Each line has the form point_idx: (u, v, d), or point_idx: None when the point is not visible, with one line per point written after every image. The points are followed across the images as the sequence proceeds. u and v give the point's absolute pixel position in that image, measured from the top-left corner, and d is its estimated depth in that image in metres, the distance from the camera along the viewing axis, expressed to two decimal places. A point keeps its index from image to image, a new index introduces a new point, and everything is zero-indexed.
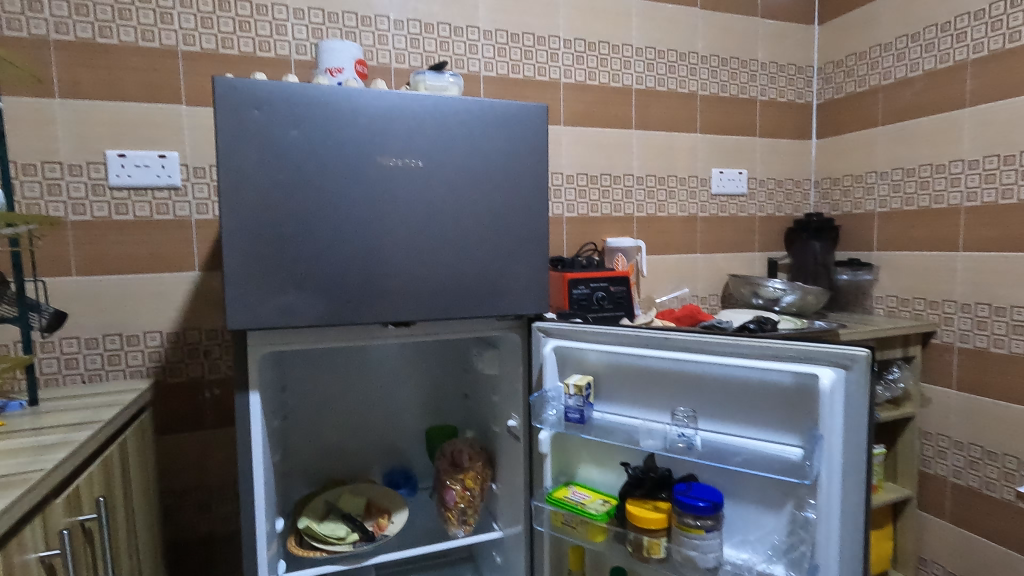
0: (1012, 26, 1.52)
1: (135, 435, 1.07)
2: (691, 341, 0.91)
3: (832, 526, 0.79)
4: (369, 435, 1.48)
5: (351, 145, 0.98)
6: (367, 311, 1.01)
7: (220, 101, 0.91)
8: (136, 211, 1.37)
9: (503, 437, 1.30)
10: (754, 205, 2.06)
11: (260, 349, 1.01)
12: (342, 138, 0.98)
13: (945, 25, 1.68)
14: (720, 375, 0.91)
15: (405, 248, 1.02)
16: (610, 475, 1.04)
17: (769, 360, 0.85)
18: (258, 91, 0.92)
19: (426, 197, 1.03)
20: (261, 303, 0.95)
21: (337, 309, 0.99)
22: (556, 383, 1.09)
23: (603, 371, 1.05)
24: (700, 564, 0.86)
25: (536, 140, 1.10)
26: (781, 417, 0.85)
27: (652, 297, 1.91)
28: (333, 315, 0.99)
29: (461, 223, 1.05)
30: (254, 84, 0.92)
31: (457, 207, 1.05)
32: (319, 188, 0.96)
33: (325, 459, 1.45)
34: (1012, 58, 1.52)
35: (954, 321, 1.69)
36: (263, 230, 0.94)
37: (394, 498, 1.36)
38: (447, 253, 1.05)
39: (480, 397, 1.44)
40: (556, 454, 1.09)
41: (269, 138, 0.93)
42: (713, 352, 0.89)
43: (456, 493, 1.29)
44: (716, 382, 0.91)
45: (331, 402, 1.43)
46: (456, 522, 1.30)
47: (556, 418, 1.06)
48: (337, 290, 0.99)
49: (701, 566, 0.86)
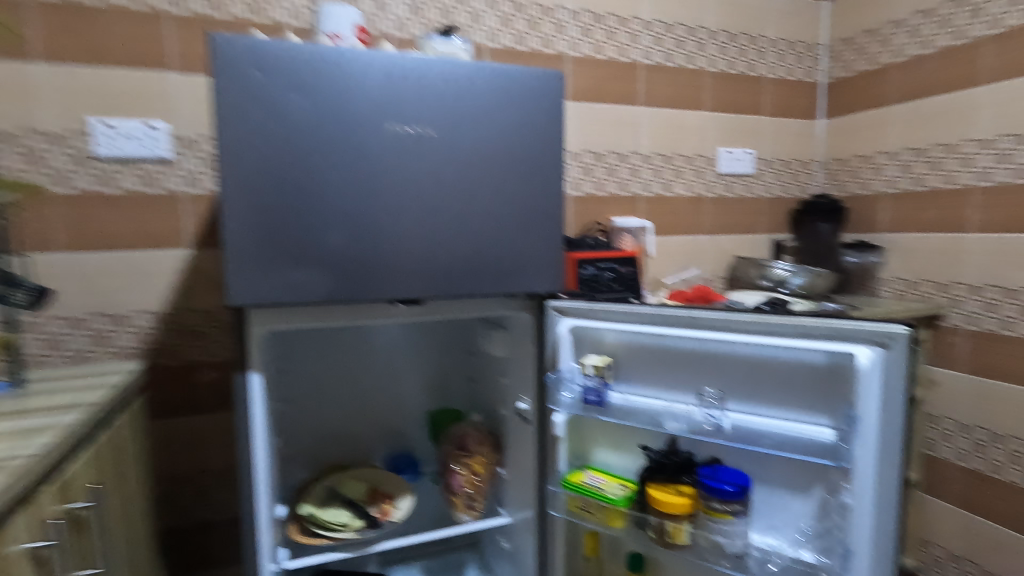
0: None
1: (129, 418, 1.02)
2: (717, 319, 0.87)
3: (866, 511, 0.75)
4: (372, 419, 1.43)
5: (358, 111, 0.92)
6: (375, 287, 0.96)
7: (217, 59, 0.84)
8: (124, 184, 1.29)
9: (512, 420, 1.26)
10: (761, 186, 2.02)
11: (261, 328, 0.96)
12: (349, 102, 0.91)
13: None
14: (747, 355, 0.87)
15: (416, 221, 0.97)
16: (628, 458, 1.01)
17: (801, 339, 0.80)
18: (259, 49, 0.86)
19: (437, 168, 0.97)
20: (263, 278, 0.89)
21: (344, 285, 0.94)
22: (572, 364, 1.05)
23: (621, 352, 1.01)
24: (727, 549, 0.84)
25: (552, 109, 1.05)
26: (813, 398, 0.82)
27: (659, 279, 1.88)
28: (339, 291, 0.94)
29: (474, 196, 1.00)
30: (254, 42, 0.86)
31: (470, 180, 1.00)
32: (324, 156, 0.90)
33: (327, 444, 1.40)
34: None
35: (963, 303, 1.67)
36: (266, 199, 0.88)
37: (398, 483, 1.32)
38: (460, 227, 0.99)
39: (487, 380, 1.39)
40: (571, 437, 1.05)
41: (272, 100, 0.87)
42: (740, 331, 0.85)
43: (462, 479, 1.26)
44: (743, 362, 0.88)
45: (332, 385, 1.38)
46: (463, 508, 1.26)
47: (572, 401, 1.02)
48: (343, 265, 0.93)
49: (729, 552, 0.84)
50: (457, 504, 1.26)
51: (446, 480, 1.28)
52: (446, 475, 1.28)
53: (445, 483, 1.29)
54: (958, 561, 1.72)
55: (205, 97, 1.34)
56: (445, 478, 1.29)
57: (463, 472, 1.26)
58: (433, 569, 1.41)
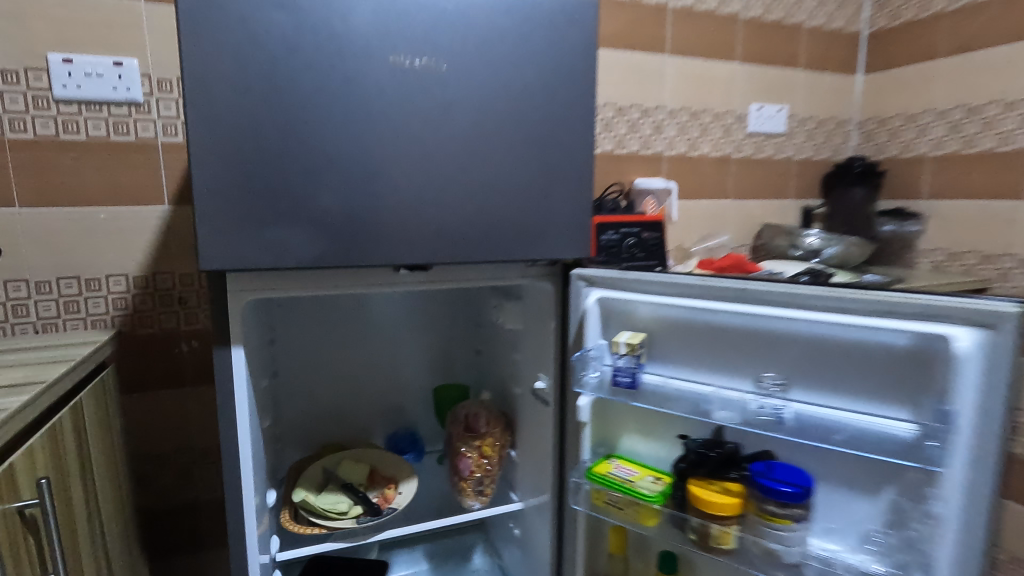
0: None
1: (94, 396, 0.89)
2: (776, 293, 0.74)
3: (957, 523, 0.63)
4: (372, 395, 1.32)
5: (355, 36, 0.77)
6: (374, 249, 0.82)
7: None
8: (89, 130, 1.14)
9: (526, 400, 1.14)
10: (792, 147, 1.87)
11: (242, 294, 0.82)
12: (344, 26, 0.76)
13: None
14: (809, 334, 0.74)
15: (423, 171, 0.82)
16: (661, 448, 0.89)
17: (879, 316, 0.68)
18: None
19: (448, 109, 0.83)
20: (241, 237, 0.75)
21: (339, 245, 0.80)
22: (599, 341, 0.93)
23: (656, 328, 0.88)
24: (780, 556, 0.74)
25: (582, 42, 0.89)
26: (892, 385, 0.69)
27: (682, 247, 1.74)
28: (332, 253, 0.80)
29: (491, 145, 0.86)
30: None
31: (487, 125, 0.85)
32: (314, 91, 0.76)
33: (324, 421, 1.29)
34: None
35: (1011, 276, 1.55)
36: (248, 141, 0.74)
37: (400, 465, 1.21)
38: (474, 180, 0.85)
39: (497, 354, 1.27)
40: (597, 422, 0.94)
41: (252, 21, 0.73)
42: (804, 307, 0.73)
43: (471, 463, 1.15)
44: (804, 342, 0.75)
45: (328, 358, 1.26)
46: (472, 495, 1.15)
47: (598, 382, 0.90)
48: (337, 222, 0.79)
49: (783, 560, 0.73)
50: (464, 490, 1.16)
51: (452, 464, 1.17)
52: (452, 459, 1.17)
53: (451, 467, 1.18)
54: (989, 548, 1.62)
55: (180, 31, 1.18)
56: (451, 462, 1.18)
57: (471, 457, 1.15)
58: (436, 554, 1.32)
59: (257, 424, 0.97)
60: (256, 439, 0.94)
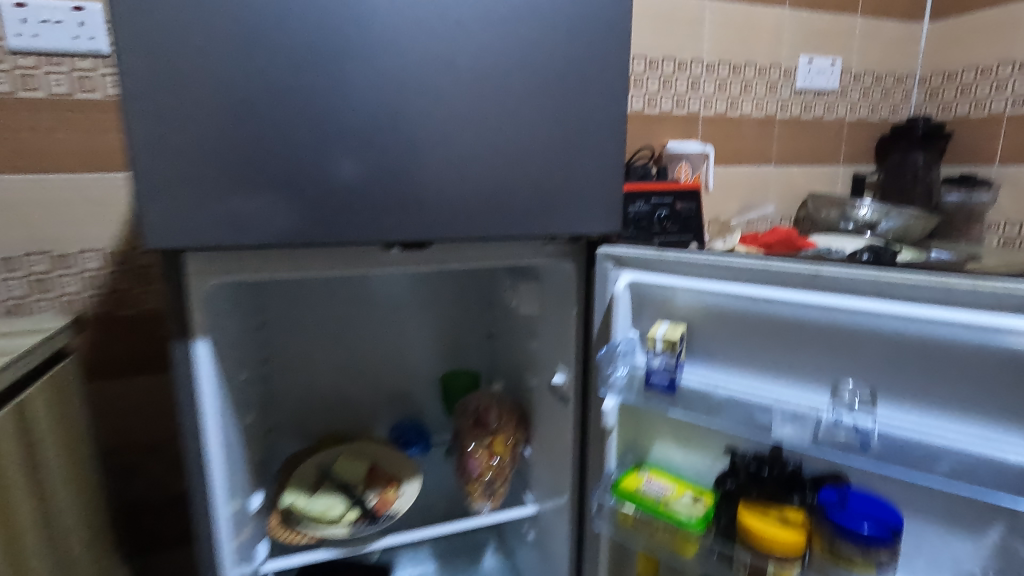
0: None
1: (48, 391, 0.78)
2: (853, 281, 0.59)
3: None
4: (373, 384, 1.20)
5: None
6: (361, 220, 0.67)
7: None
8: (50, 87, 1.01)
9: (542, 395, 1.01)
10: (844, 106, 1.66)
11: (204, 278, 0.69)
12: None
13: None
14: (892, 329, 0.59)
15: (419, 125, 0.67)
16: (701, 460, 0.76)
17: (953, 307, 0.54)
18: None
19: (447, 50, 0.67)
20: (194, 209, 0.62)
21: (316, 216, 0.66)
22: (629, 333, 0.79)
23: (698, 320, 0.74)
24: None
25: None
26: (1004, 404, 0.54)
27: (718, 219, 1.57)
28: (307, 229, 0.66)
29: (500, 92, 0.70)
30: None
31: (497, 66, 0.69)
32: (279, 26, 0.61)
33: (321, 410, 1.17)
34: None
35: None
36: (200, 85, 0.60)
37: (403, 463, 1.10)
38: (481, 136, 0.70)
39: (510, 340, 1.14)
40: (625, 427, 0.81)
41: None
42: (882, 297, 0.58)
43: (482, 462, 1.02)
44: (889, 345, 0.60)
45: (324, 342, 1.14)
46: (480, 498, 1.02)
47: (626, 382, 0.77)
48: (312, 191, 0.65)
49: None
50: (472, 491, 1.02)
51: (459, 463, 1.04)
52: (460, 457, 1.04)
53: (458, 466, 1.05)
54: None
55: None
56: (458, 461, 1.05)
57: (482, 455, 1.02)
58: (443, 553, 1.22)
59: (236, 419, 0.86)
60: (234, 438, 0.83)
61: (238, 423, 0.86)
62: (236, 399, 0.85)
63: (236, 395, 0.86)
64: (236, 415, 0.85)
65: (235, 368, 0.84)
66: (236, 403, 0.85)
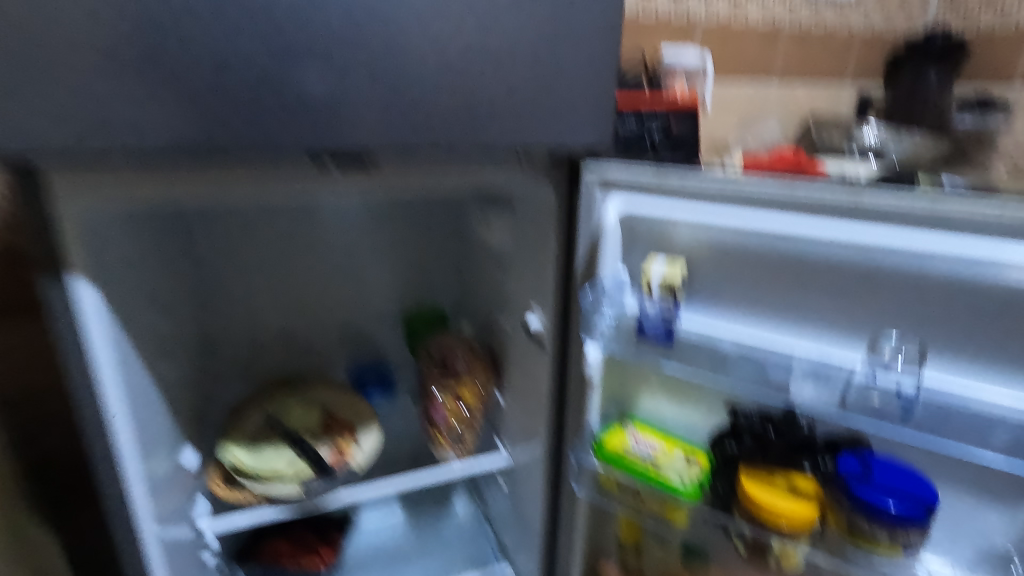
0: None
1: None
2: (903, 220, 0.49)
3: None
4: (325, 323, 1.07)
5: None
6: (276, 120, 0.50)
7: None
8: None
9: (516, 337, 0.89)
10: (856, 14, 1.48)
11: (78, 197, 0.54)
12: None
13: None
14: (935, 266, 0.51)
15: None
16: (697, 415, 0.67)
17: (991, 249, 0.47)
18: None
19: None
20: (37, 101, 0.45)
21: (212, 113, 0.49)
22: (618, 267, 0.67)
23: (701, 251, 0.64)
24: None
25: None
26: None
27: (713, 142, 1.42)
28: (201, 130, 0.49)
29: None
30: None
31: None
32: None
33: (266, 353, 1.04)
34: None
35: None
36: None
37: (360, 411, 0.99)
38: (432, 10, 0.53)
39: (481, 275, 1.01)
40: (609, 381, 0.71)
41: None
42: (922, 233, 0.49)
43: (447, 410, 0.92)
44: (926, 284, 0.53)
45: (264, 277, 0.99)
46: (448, 449, 0.92)
47: (613, 329, 0.66)
48: (205, 78, 0.48)
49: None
50: (439, 441, 0.93)
51: (424, 412, 0.94)
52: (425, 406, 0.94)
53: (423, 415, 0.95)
54: None
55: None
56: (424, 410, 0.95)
57: (447, 402, 0.92)
58: (408, 501, 1.17)
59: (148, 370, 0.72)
60: (145, 393, 0.69)
61: (153, 375, 0.73)
62: (146, 346, 0.71)
63: (146, 342, 0.72)
64: (148, 365, 0.71)
65: (141, 310, 0.69)
66: (148, 350, 0.71)
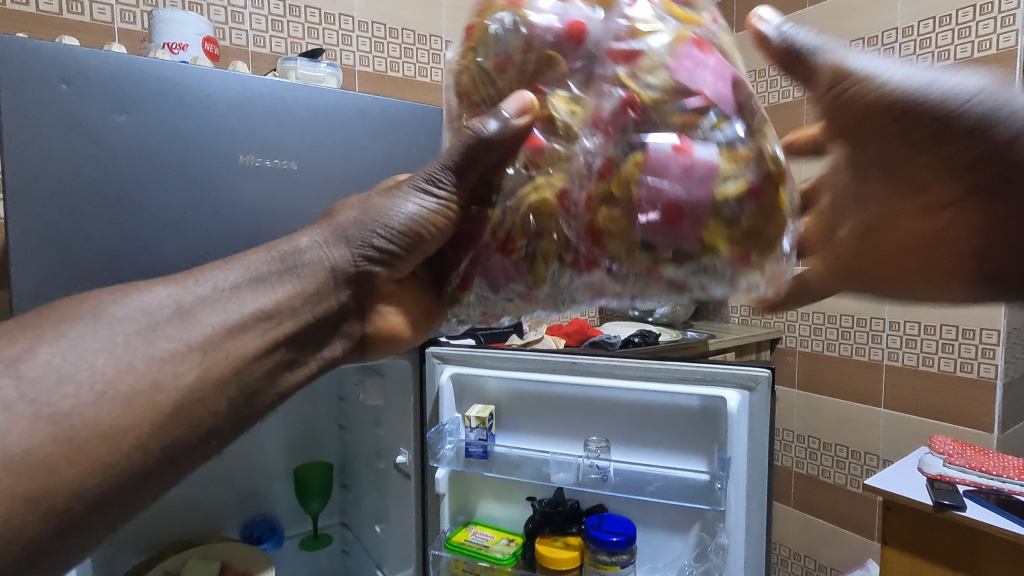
0: None
1: None
2: (635, 369, 0.85)
3: None
4: (147, 259, 0.73)
5: (231, 143, 0.78)
6: (233, 226, 0.79)
7: (97, 76, 0.69)
8: None
9: (391, 475, 1.17)
10: None
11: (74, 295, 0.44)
12: (211, 128, 0.76)
13: None
14: (636, 402, 0.87)
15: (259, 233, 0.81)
16: (514, 510, 0.99)
17: (676, 382, 0.83)
18: (92, 64, 0.69)
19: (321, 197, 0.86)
20: (85, 261, 0.70)
21: (195, 248, 0.76)
22: (454, 415, 0.98)
23: (504, 400, 0.97)
24: None
25: (422, 156, 0.95)
26: (758, 450, 0.78)
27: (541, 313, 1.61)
28: (163, 254, 0.74)
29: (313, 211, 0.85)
30: (121, 63, 0.71)
31: (294, 209, 0.84)
32: (197, 165, 0.75)
33: (123, 263, 0.72)
34: None
35: (823, 331, 1.78)
36: (60, 206, 0.68)
37: (257, 560, 1.12)
38: (297, 210, 0.84)
39: (362, 430, 1.28)
40: (455, 492, 1.01)
41: (67, 61, 0.67)
42: (624, 376, 0.86)
43: (680, 59, 0.46)
44: (632, 408, 0.88)
45: (98, 258, 0.70)
46: (739, 193, 0.45)
47: (454, 454, 0.95)
48: (169, 259, 0.75)
49: None
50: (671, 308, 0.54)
51: (532, 191, 0.51)
52: (501, 282, 0.57)
53: (575, 245, 0.51)
54: (799, 558, 1.89)
55: (110, 36, 1.08)
56: (529, 295, 0.57)
57: (639, 38, 0.47)
58: None
59: (122, 471, 0.42)
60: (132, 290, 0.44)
61: (155, 470, 0.43)
62: (59, 433, 0.39)
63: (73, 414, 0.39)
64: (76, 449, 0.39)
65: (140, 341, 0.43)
66: (115, 426, 0.41)
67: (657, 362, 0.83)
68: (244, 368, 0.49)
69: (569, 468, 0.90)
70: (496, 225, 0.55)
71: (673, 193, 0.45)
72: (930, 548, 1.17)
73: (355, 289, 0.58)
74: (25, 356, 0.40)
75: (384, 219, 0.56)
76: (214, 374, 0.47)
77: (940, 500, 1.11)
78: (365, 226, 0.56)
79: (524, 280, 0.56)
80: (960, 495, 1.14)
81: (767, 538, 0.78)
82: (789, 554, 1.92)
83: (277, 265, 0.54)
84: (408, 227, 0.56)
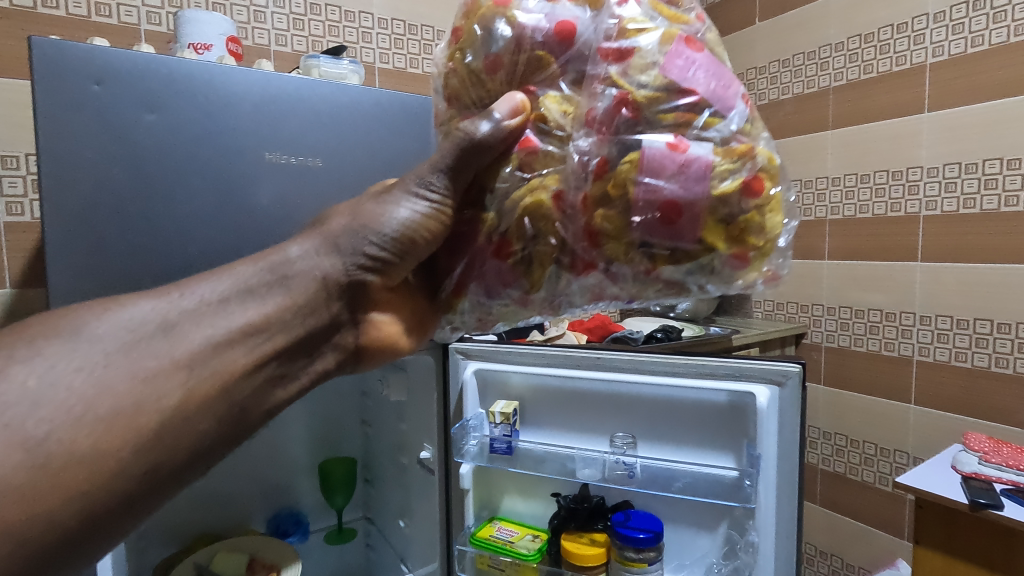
0: (897, 50, 1.58)
1: None
2: (661, 365, 0.84)
3: None
4: (174, 254, 0.74)
5: (255, 139, 0.78)
6: (256, 221, 0.79)
7: (126, 74, 0.70)
8: None
9: (414, 471, 1.17)
10: None
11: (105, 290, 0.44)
12: (235, 124, 0.77)
13: (869, 35, 1.64)
14: (662, 398, 0.86)
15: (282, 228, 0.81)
16: (538, 506, 0.99)
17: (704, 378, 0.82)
18: (120, 63, 0.70)
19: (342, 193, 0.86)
20: (114, 256, 0.70)
21: (220, 243, 0.77)
22: (478, 410, 0.98)
23: (527, 395, 0.97)
24: None
25: None
26: (788, 447, 0.76)
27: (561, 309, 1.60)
28: (189, 249, 0.75)
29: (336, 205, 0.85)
30: (149, 61, 0.71)
31: (318, 203, 0.84)
32: (221, 161, 0.76)
33: (151, 258, 0.73)
34: (899, 80, 1.57)
35: (850, 325, 1.74)
36: (92, 201, 0.69)
37: (285, 551, 1.14)
38: (321, 204, 0.84)
39: (385, 425, 1.29)
40: (479, 487, 1.01)
41: (96, 60, 0.68)
42: (649, 372, 0.85)
43: (672, 57, 0.47)
44: (657, 404, 0.87)
45: (126, 254, 0.71)
46: (738, 189, 0.46)
47: (477, 450, 0.95)
48: (195, 254, 0.75)
49: None
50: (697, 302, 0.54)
51: (527, 193, 0.52)
52: (498, 286, 0.58)
53: (571, 247, 0.52)
54: (826, 557, 1.86)
55: (136, 37, 1.09)
56: (525, 299, 0.59)
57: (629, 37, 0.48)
58: None
59: (155, 466, 0.42)
60: None
61: (189, 465, 0.43)
62: (99, 423, 0.38)
63: (106, 408, 0.39)
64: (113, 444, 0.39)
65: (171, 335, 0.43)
66: (151, 418, 0.41)
67: (684, 357, 0.82)
68: (270, 364, 0.50)
69: (595, 464, 0.90)
70: (490, 229, 0.55)
71: (671, 193, 0.46)
72: (965, 548, 1.14)
73: (349, 299, 0.54)
74: (64, 344, 0.40)
75: (377, 225, 0.54)
76: (245, 368, 0.47)
77: (976, 499, 1.08)
78: (357, 234, 0.54)
79: (519, 283, 0.56)
80: (997, 493, 1.11)
81: (798, 537, 0.77)
82: (815, 552, 1.89)
83: (267, 275, 0.50)
84: (406, 233, 0.54)
